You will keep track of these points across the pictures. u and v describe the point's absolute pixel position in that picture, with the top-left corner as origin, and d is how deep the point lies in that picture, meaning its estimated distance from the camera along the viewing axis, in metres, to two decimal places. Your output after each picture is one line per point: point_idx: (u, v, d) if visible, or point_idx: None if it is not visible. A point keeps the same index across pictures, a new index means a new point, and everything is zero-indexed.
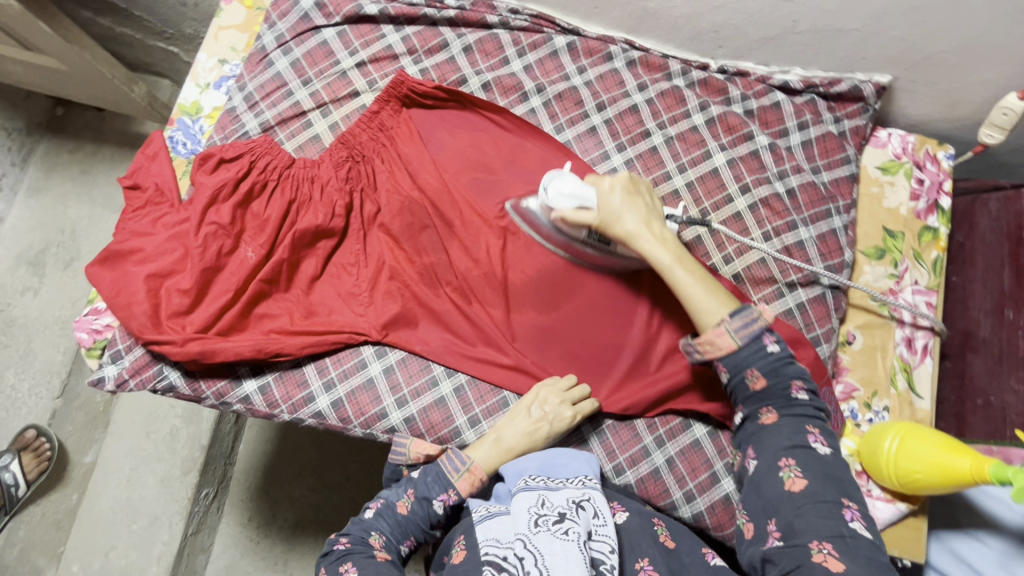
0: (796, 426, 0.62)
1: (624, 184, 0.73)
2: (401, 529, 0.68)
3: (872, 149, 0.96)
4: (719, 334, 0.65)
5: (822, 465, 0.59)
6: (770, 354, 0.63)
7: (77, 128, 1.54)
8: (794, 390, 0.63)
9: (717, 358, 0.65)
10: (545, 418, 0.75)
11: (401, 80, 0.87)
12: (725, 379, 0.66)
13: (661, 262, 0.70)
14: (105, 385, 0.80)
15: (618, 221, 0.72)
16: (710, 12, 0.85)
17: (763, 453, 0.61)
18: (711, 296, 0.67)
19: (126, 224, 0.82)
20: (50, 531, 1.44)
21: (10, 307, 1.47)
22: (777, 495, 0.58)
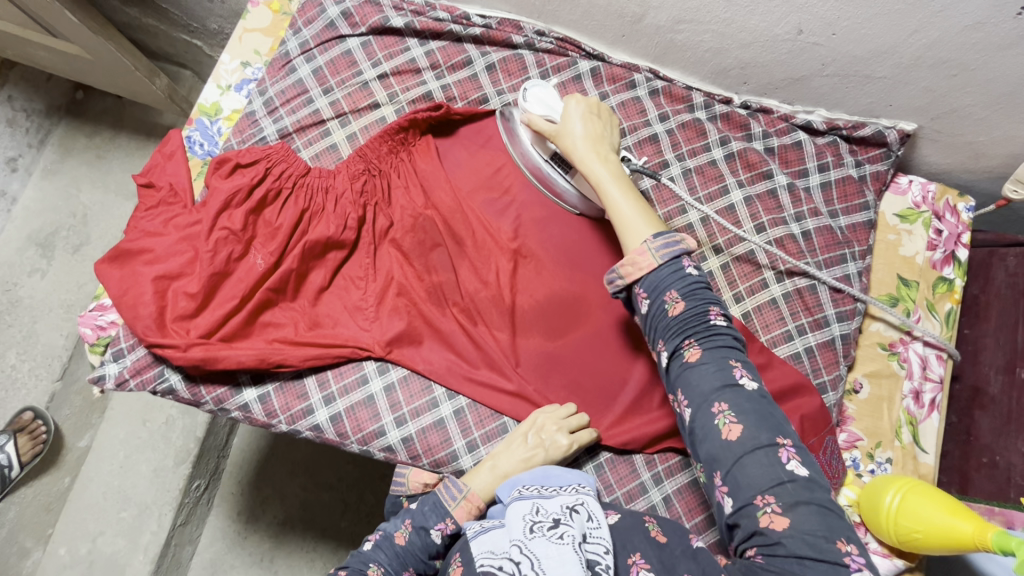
0: (722, 362, 0.58)
1: (583, 111, 0.75)
2: (400, 561, 0.66)
3: (891, 195, 0.95)
4: (640, 253, 0.62)
5: (754, 403, 0.56)
6: (689, 277, 0.61)
7: (96, 114, 1.55)
8: (713, 317, 0.60)
9: (637, 280, 0.63)
10: (541, 444, 0.75)
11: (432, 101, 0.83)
12: (646, 308, 0.63)
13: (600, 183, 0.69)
14: (104, 384, 0.80)
15: (572, 133, 0.74)
16: (739, 49, 0.84)
17: (693, 397, 0.58)
18: (638, 217, 0.66)
19: (138, 223, 0.82)
20: (40, 513, 1.44)
21: (16, 287, 1.47)
22: (715, 446, 0.55)
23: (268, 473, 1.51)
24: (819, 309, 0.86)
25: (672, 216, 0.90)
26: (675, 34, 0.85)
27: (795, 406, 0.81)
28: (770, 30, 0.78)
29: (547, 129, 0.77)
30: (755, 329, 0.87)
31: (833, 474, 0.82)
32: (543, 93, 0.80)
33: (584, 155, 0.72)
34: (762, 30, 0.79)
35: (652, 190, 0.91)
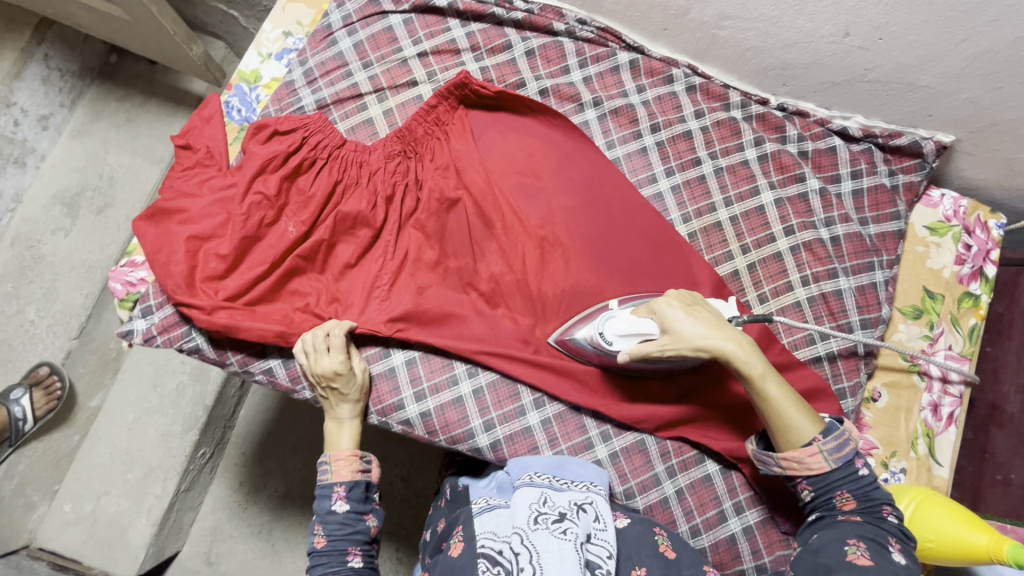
0: (878, 531, 0.63)
1: (680, 299, 0.73)
2: (339, 554, 0.70)
3: (922, 207, 0.94)
4: (812, 456, 0.67)
5: (895, 565, 0.59)
6: (860, 479, 0.66)
7: (128, 79, 1.57)
8: (885, 513, 0.65)
9: (804, 475, 0.68)
10: (332, 378, 0.76)
11: (465, 80, 0.85)
12: (808, 496, 0.69)
13: (756, 373, 0.68)
14: (132, 339, 0.81)
15: (694, 337, 0.70)
16: (781, 49, 0.83)
17: (829, 531, 0.64)
18: (802, 412, 0.68)
19: (174, 183, 0.82)
20: (49, 469, 1.46)
21: (40, 244, 1.47)
22: (833, 558, 0.60)
23: (273, 446, 1.52)
24: (843, 315, 0.86)
25: (702, 213, 0.90)
26: (718, 30, 0.85)
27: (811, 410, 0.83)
28: (816, 31, 0.78)
29: (656, 349, 0.71)
30: (778, 330, 0.87)
31: None
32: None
33: (722, 356, 0.69)
34: (808, 30, 0.78)
35: (682, 186, 0.91)
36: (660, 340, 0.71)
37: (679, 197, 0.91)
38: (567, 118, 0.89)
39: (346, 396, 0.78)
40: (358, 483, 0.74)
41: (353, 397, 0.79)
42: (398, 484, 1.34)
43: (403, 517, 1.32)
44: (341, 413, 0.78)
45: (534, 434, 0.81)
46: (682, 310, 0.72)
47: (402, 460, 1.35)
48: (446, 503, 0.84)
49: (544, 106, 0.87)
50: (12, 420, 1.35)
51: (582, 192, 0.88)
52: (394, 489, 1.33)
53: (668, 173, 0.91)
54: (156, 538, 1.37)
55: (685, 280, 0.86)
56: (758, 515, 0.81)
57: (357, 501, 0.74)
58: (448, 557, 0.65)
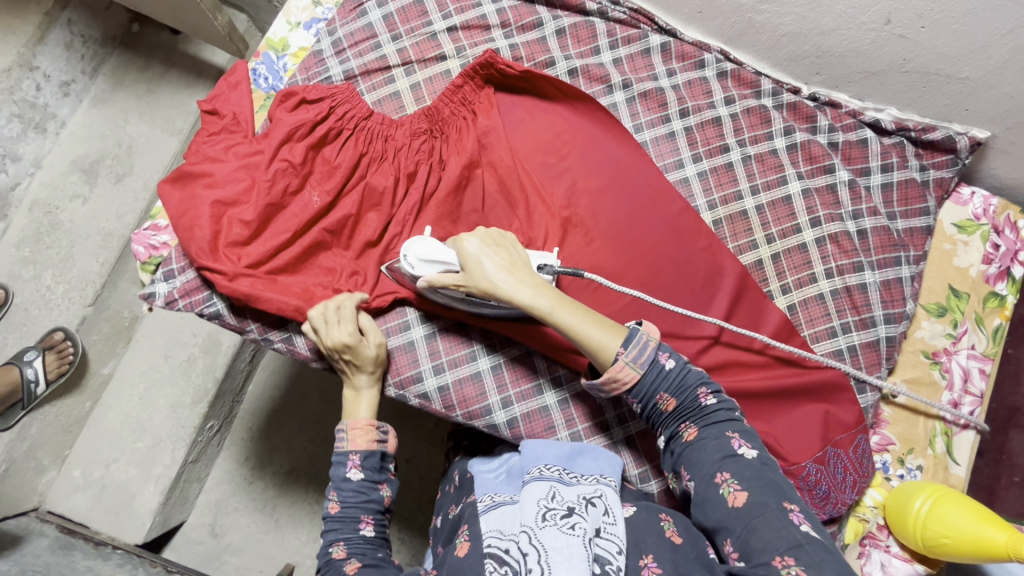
0: (717, 432, 0.64)
1: (481, 237, 0.73)
2: (350, 521, 0.70)
3: (952, 204, 0.93)
4: (622, 370, 0.66)
5: (754, 470, 0.61)
6: (669, 372, 0.66)
7: (150, 48, 1.56)
8: (703, 398, 0.66)
9: (625, 391, 0.67)
10: (344, 350, 0.75)
11: (490, 59, 0.84)
12: (639, 408, 0.68)
13: (543, 307, 0.68)
14: (154, 302, 0.81)
15: (483, 274, 0.70)
16: (818, 36, 0.82)
17: (697, 473, 0.63)
18: (599, 329, 0.68)
19: (200, 148, 0.82)
20: (60, 434, 1.47)
21: (58, 210, 1.47)
22: (723, 513, 0.60)
23: (279, 423, 1.54)
24: (867, 309, 0.85)
25: (727, 201, 0.89)
26: (754, 14, 0.84)
27: (826, 402, 0.82)
28: (856, 18, 0.77)
29: (451, 283, 0.71)
30: (799, 322, 0.87)
31: (863, 473, 0.80)
32: (422, 247, 0.73)
33: (510, 296, 0.69)
34: (848, 16, 0.77)
35: (709, 173, 0.90)
36: (458, 276, 0.71)
37: (705, 183, 0.90)
38: (591, 97, 0.88)
39: (360, 367, 0.76)
40: (372, 452, 0.74)
41: (369, 368, 0.77)
42: (402, 464, 1.34)
43: (406, 497, 1.33)
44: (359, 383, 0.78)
45: (551, 413, 0.81)
46: (477, 248, 0.71)
47: (407, 441, 1.35)
48: (455, 489, 0.83)
49: (581, 93, 0.86)
50: (25, 382, 1.36)
51: (607, 176, 0.87)
52: (399, 470, 1.34)
53: (695, 159, 0.90)
54: (162, 506, 1.39)
55: (708, 267, 0.86)
56: None
57: (371, 471, 0.74)
58: (456, 556, 0.63)
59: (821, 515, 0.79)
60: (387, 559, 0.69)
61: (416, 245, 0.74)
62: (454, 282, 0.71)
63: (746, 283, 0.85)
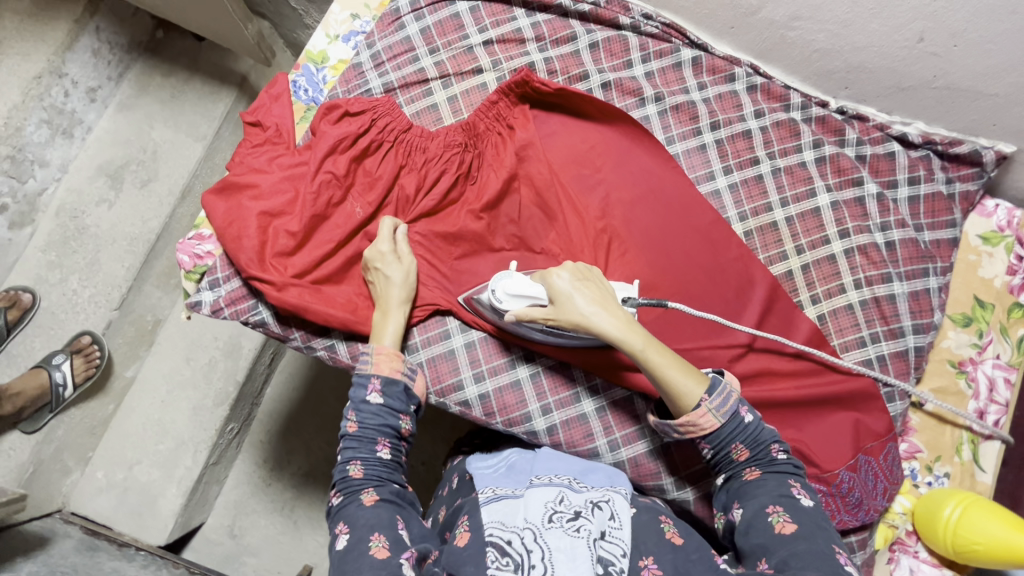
0: (779, 480, 0.66)
1: (572, 272, 0.75)
2: (369, 442, 0.72)
3: (976, 216, 0.95)
4: (702, 415, 0.68)
5: (810, 514, 0.62)
6: (747, 424, 0.68)
7: (174, 54, 1.58)
8: (773, 450, 0.68)
9: (700, 436, 0.69)
10: (375, 259, 0.80)
11: (525, 77, 0.85)
12: (710, 453, 0.70)
13: (634, 347, 0.70)
14: (200, 310, 0.83)
15: (575, 309, 0.72)
16: (850, 52, 0.84)
17: (749, 503, 0.65)
18: (686, 375, 0.70)
19: (245, 159, 0.84)
20: (84, 436, 1.48)
21: (84, 215, 1.49)
22: (767, 537, 0.61)
23: (297, 426, 1.55)
24: (895, 319, 0.87)
25: (758, 213, 0.91)
26: (787, 31, 0.85)
27: (855, 409, 0.84)
28: (890, 35, 0.78)
29: (540, 316, 0.74)
30: (828, 332, 0.88)
31: (893, 480, 0.82)
32: (510, 279, 0.76)
33: (602, 333, 0.71)
34: (881, 33, 0.79)
35: (740, 185, 0.92)
36: (548, 309, 0.74)
37: (736, 196, 0.92)
38: (624, 112, 0.89)
39: (390, 281, 0.79)
40: (394, 381, 0.74)
41: (398, 287, 0.79)
42: (419, 467, 1.36)
43: (424, 500, 1.35)
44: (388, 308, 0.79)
45: (589, 421, 0.83)
46: (568, 283, 0.73)
47: (424, 445, 1.36)
48: (449, 490, 0.84)
49: (614, 109, 0.87)
50: (53, 385, 1.38)
51: (641, 185, 0.89)
52: (416, 472, 1.36)
53: (726, 171, 0.92)
54: (184, 508, 1.40)
55: (741, 275, 0.87)
56: None
57: (391, 398, 0.74)
58: (454, 547, 0.62)
59: (853, 521, 0.81)
60: (401, 490, 0.71)
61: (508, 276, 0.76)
62: (544, 314, 0.74)
63: (778, 292, 0.87)
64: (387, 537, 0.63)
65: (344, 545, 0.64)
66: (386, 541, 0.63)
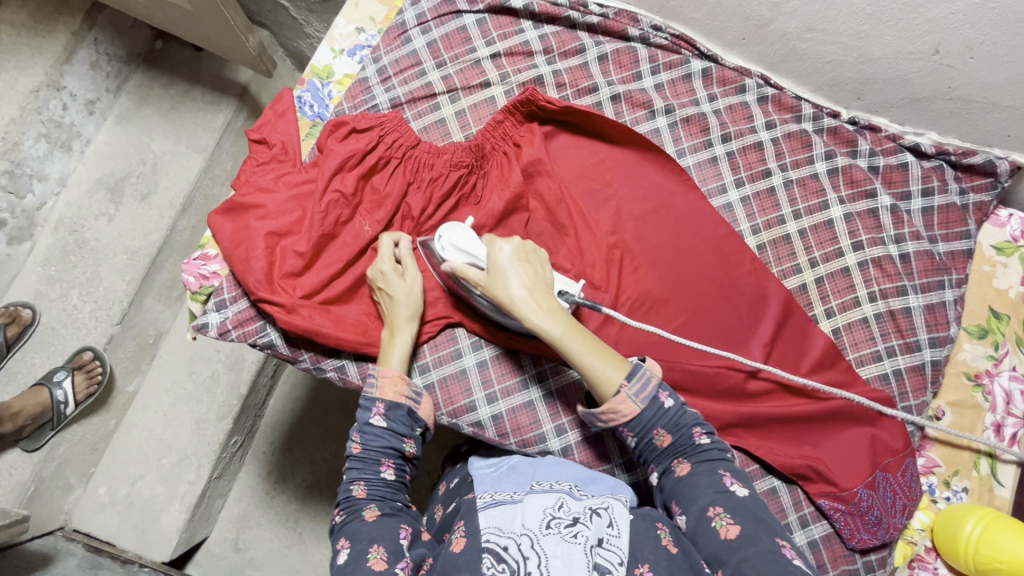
0: (709, 469, 0.64)
1: (511, 248, 0.71)
2: (373, 462, 0.70)
3: (989, 226, 0.94)
4: (622, 402, 0.66)
5: (748, 507, 0.60)
6: (667, 410, 0.67)
7: (173, 65, 1.56)
8: (697, 437, 0.67)
9: (622, 423, 0.67)
10: (379, 278, 0.78)
11: (530, 95, 0.84)
12: (634, 443, 0.68)
13: (552, 333, 0.66)
14: (206, 332, 0.81)
15: (501, 287, 0.68)
16: (863, 64, 0.82)
17: (689, 508, 0.62)
18: (604, 364, 0.67)
19: (251, 178, 0.83)
20: (86, 453, 1.46)
21: (84, 229, 1.47)
22: (714, 546, 0.58)
23: (300, 437, 1.53)
24: (911, 333, 0.86)
25: (770, 226, 0.90)
26: (799, 42, 0.84)
27: (872, 426, 0.82)
28: (905, 48, 0.77)
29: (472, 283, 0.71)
30: (843, 346, 0.87)
31: (911, 496, 0.81)
32: (458, 235, 0.74)
33: (522, 316, 0.67)
34: (896, 46, 0.77)
35: (752, 198, 0.91)
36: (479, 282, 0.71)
37: (749, 209, 0.91)
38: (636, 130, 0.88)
39: (394, 300, 0.77)
40: (400, 406, 0.72)
41: (403, 304, 0.77)
42: (425, 477, 1.33)
43: None
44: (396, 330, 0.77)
45: (605, 441, 0.81)
46: (504, 259, 0.70)
47: (430, 455, 1.33)
48: (445, 490, 0.81)
49: (624, 127, 0.85)
50: (55, 402, 1.36)
51: (652, 200, 0.88)
52: (422, 483, 1.34)
53: (738, 184, 0.91)
54: (188, 523, 1.38)
55: (754, 290, 0.86)
56: (824, 529, 0.81)
57: (395, 421, 0.72)
58: (450, 553, 0.59)
59: (872, 540, 0.79)
60: (404, 507, 0.69)
61: (451, 240, 0.74)
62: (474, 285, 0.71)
63: (793, 306, 0.85)
64: (386, 549, 0.60)
65: (344, 559, 0.61)
66: (385, 553, 0.60)
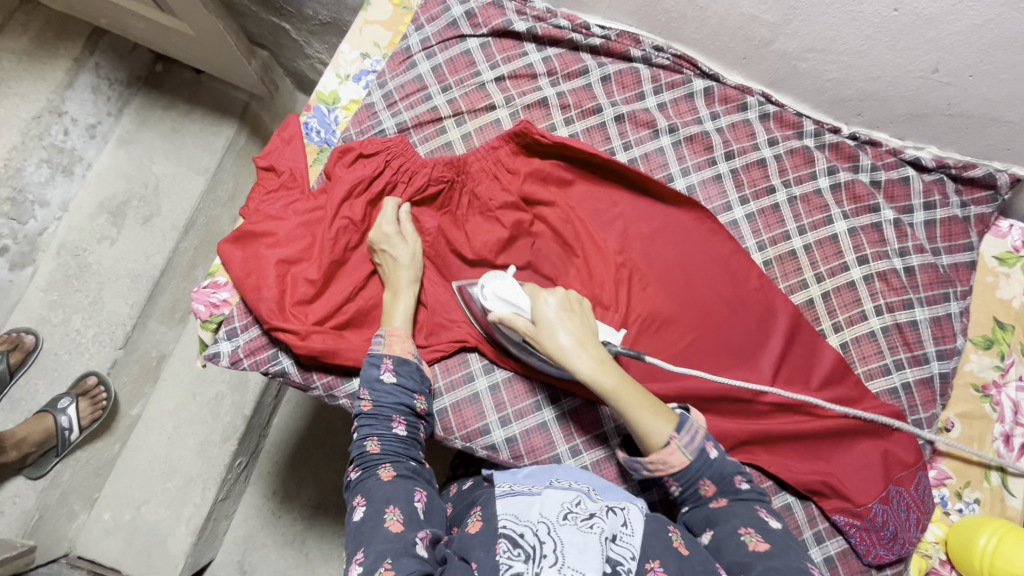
0: (745, 505, 0.65)
1: (558, 299, 0.73)
2: (385, 418, 0.71)
3: (991, 237, 0.95)
4: (672, 454, 0.65)
5: (780, 534, 0.61)
6: (712, 459, 0.66)
7: (174, 87, 1.57)
8: (738, 481, 0.67)
9: (670, 475, 0.66)
10: (383, 237, 0.81)
11: (526, 128, 0.85)
12: (676, 491, 0.67)
13: (602, 384, 0.68)
14: (218, 361, 0.81)
15: (550, 336, 0.70)
16: (863, 82, 0.84)
17: (720, 526, 0.63)
18: (654, 417, 0.67)
19: (259, 206, 0.83)
20: (90, 478, 1.45)
21: (86, 253, 1.46)
22: (741, 557, 0.59)
23: (306, 455, 1.53)
24: (918, 346, 0.87)
25: (776, 242, 0.91)
26: (800, 62, 0.85)
27: (884, 439, 0.82)
28: (904, 67, 0.78)
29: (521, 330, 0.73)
30: (852, 360, 0.88)
31: (925, 510, 0.82)
32: (501, 284, 0.76)
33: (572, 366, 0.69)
34: (896, 65, 0.78)
35: (757, 215, 0.92)
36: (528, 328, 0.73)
37: (754, 225, 0.92)
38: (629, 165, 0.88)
39: (398, 260, 0.80)
40: (406, 361, 0.75)
41: (405, 267, 0.80)
42: None
43: None
44: (400, 290, 0.80)
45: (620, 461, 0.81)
46: (551, 309, 0.72)
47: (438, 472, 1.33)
48: (457, 491, 0.79)
49: (611, 160, 0.85)
50: (59, 429, 1.35)
51: (656, 221, 0.89)
52: None
53: (742, 201, 0.92)
54: (195, 547, 1.36)
55: (762, 306, 0.86)
56: (840, 545, 0.81)
57: (405, 378, 0.75)
58: (464, 533, 0.60)
59: (888, 556, 0.79)
60: (418, 468, 0.69)
61: (494, 290, 0.75)
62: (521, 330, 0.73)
63: (801, 322, 0.86)
64: (402, 512, 0.61)
65: (360, 516, 0.62)
66: (401, 516, 0.61)
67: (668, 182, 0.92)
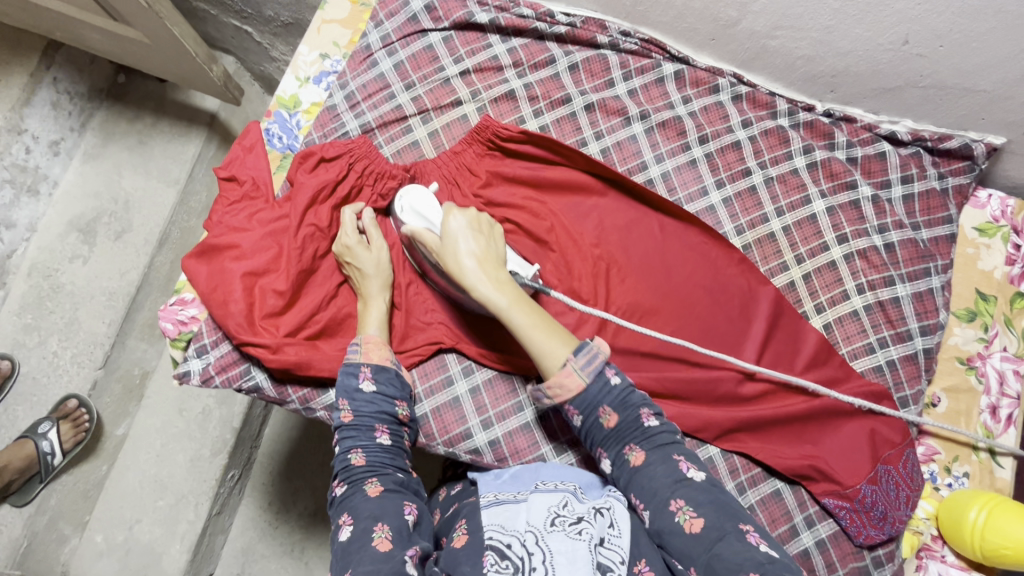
0: (664, 458, 0.62)
1: (469, 219, 0.73)
2: (367, 428, 0.69)
3: (970, 209, 0.94)
4: (568, 376, 0.63)
5: (710, 496, 0.59)
6: (614, 388, 0.64)
7: (138, 98, 1.53)
8: (645, 419, 0.64)
9: (568, 400, 0.64)
10: (347, 249, 0.79)
11: (486, 124, 0.85)
12: (580, 422, 0.65)
13: (497, 303, 0.67)
14: (189, 380, 0.79)
15: (453, 253, 0.70)
16: (834, 57, 0.82)
17: (650, 502, 0.60)
18: (548, 339, 0.65)
19: (221, 218, 0.80)
20: (79, 501, 1.42)
21: (58, 273, 1.43)
22: (685, 544, 0.56)
23: (299, 464, 1.51)
24: (902, 323, 0.86)
25: (754, 225, 0.90)
26: (769, 40, 0.83)
27: (869, 418, 0.82)
28: (874, 40, 0.76)
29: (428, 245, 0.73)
30: (836, 341, 0.87)
31: (914, 487, 0.81)
32: (418, 199, 0.77)
33: (471, 285, 0.68)
34: (865, 39, 0.77)
35: (734, 199, 0.90)
36: (435, 244, 0.72)
37: (731, 209, 0.90)
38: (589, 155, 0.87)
39: (364, 273, 0.78)
40: (385, 368, 0.74)
41: (374, 276, 0.78)
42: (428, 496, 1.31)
43: None
44: (373, 302, 0.78)
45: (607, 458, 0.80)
46: (459, 226, 0.71)
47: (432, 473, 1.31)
48: (446, 494, 0.78)
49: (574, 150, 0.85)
50: (41, 454, 1.32)
51: (631, 212, 0.88)
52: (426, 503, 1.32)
53: (718, 185, 0.90)
54: (190, 563, 1.35)
55: (743, 291, 0.85)
56: (831, 528, 0.81)
57: (385, 385, 0.73)
58: (451, 548, 0.58)
59: (879, 536, 0.79)
60: (404, 479, 0.67)
61: (413, 205, 0.76)
62: (429, 247, 0.73)
63: (784, 306, 0.85)
64: (391, 527, 0.59)
65: (346, 536, 0.59)
66: (390, 532, 0.58)
67: (642, 171, 0.91)
